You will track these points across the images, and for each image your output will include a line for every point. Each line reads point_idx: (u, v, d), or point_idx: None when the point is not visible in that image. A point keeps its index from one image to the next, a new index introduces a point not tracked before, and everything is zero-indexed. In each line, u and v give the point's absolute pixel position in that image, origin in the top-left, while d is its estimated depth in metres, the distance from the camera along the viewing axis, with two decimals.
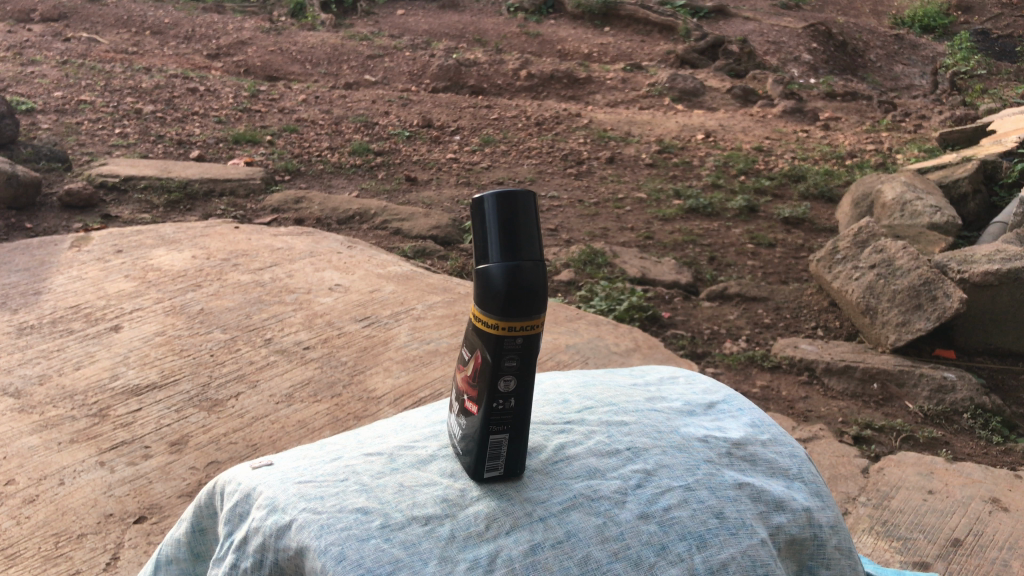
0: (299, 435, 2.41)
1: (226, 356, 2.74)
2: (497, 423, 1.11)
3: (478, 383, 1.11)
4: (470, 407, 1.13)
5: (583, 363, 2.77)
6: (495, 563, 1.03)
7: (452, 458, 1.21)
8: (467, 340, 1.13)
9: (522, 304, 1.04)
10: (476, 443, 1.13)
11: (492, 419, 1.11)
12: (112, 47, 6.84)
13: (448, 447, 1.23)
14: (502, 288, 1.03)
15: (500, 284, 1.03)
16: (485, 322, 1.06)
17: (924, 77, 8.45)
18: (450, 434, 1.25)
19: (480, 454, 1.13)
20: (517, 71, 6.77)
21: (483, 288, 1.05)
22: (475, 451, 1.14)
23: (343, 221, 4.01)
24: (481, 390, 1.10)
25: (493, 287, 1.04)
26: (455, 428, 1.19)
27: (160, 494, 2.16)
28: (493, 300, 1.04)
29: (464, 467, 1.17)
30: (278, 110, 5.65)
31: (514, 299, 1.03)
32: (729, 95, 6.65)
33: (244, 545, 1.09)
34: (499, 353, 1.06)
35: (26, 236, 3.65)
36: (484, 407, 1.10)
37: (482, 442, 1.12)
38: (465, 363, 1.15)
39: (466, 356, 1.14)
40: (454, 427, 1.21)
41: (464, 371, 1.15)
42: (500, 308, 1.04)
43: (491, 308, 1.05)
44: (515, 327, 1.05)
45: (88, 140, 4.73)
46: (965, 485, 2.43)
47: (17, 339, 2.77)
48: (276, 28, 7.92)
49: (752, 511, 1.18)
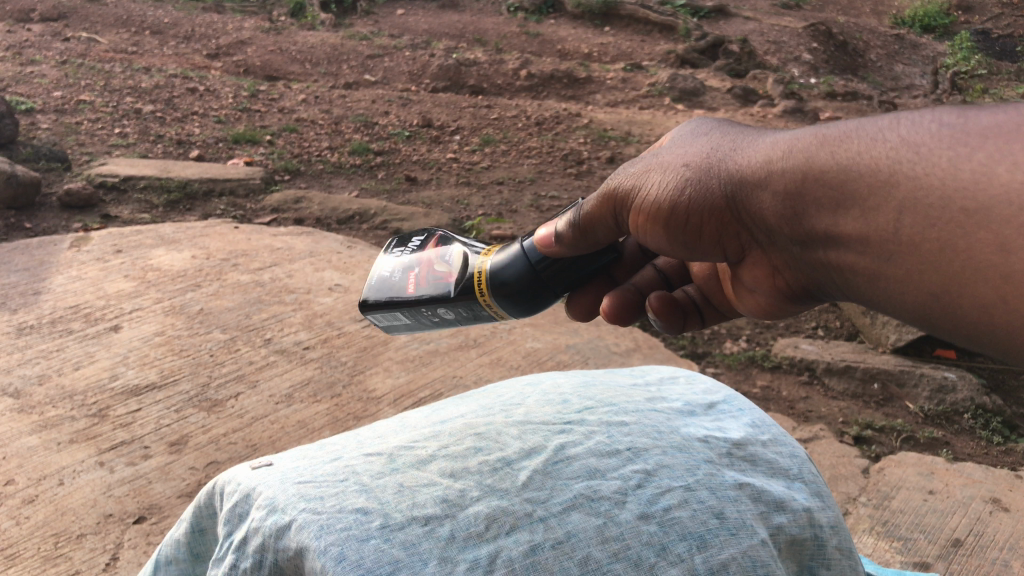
0: (299, 436, 2.42)
1: (226, 356, 2.74)
2: (410, 309, 1.51)
3: (428, 287, 1.48)
4: (410, 288, 1.50)
5: (583, 363, 2.79)
6: (495, 563, 1.02)
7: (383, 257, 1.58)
8: (460, 254, 1.49)
9: (519, 296, 1.41)
10: (394, 300, 1.52)
11: (413, 309, 1.51)
12: (111, 47, 6.82)
13: (392, 243, 1.61)
14: (525, 272, 1.40)
15: (518, 279, 1.40)
16: (480, 273, 1.43)
17: (925, 77, 8.39)
18: (408, 234, 1.62)
19: (388, 307, 1.52)
20: (517, 71, 6.74)
21: (512, 256, 1.42)
22: (386, 295, 1.53)
23: (343, 221, 3.99)
24: (427, 296, 1.48)
25: (518, 261, 1.41)
26: (397, 258, 1.56)
27: (160, 494, 2.18)
28: (506, 279, 1.41)
29: (371, 291, 1.55)
30: (278, 110, 5.64)
31: (517, 289, 1.40)
32: (729, 95, 6.61)
33: (244, 545, 1.09)
34: (461, 294, 1.45)
35: (26, 236, 3.66)
36: (414, 300, 1.49)
37: (395, 306, 1.52)
38: (437, 258, 1.50)
39: (445, 258, 1.50)
40: (401, 249, 1.58)
41: (434, 256, 1.51)
42: (500, 281, 1.41)
43: (499, 274, 1.41)
44: (487, 301, 1.43)
45: (88, 140, 4.72)
46: (965, 485, 2.41)
47: (17, 339, 2.77)
48: (275, 28, 7.90)
49: (752, 511, 1.18)
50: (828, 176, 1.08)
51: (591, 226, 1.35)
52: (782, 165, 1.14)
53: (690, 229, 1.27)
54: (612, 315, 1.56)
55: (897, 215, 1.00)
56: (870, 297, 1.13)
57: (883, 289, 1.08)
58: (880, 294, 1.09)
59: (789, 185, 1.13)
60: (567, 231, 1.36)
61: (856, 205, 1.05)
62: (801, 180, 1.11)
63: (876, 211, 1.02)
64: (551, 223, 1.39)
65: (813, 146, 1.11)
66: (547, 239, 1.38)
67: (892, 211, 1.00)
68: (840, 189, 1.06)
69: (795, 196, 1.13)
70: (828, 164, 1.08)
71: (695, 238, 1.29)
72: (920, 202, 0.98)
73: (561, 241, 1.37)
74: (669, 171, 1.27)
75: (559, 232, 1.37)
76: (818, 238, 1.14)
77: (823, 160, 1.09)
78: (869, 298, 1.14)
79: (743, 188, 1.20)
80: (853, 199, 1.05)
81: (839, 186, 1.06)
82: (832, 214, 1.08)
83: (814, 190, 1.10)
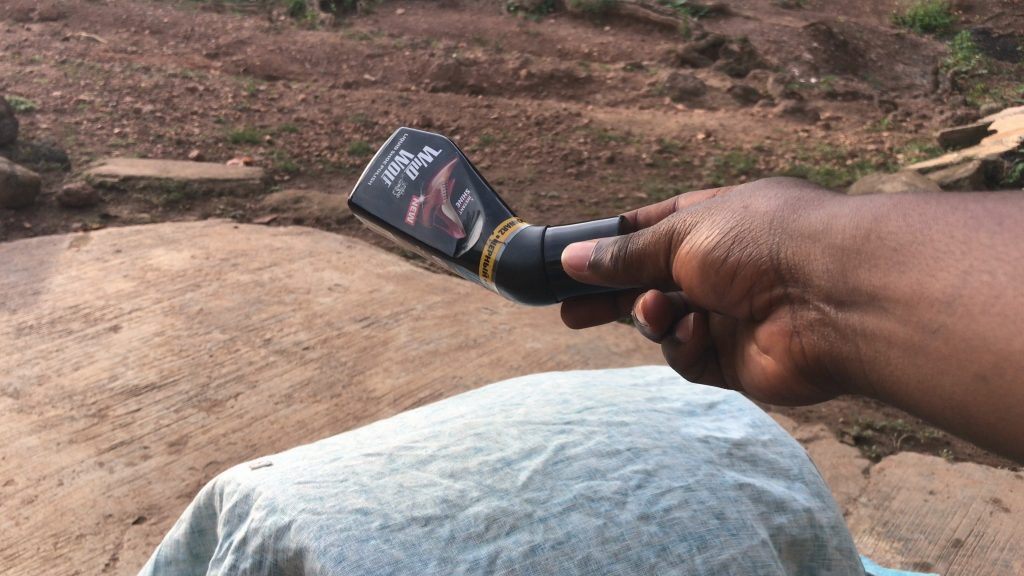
0: (299, 436, 2.42)
1: (226, 356, 2.74)
2: (399, 234, 1.31)
3: (429, 227, 1.30)
4: (408, 214, 1.30)
5: (583, 363, 2.79)
6: (495, 564, 1.02)
7: (385, 155, 1.34)
8: (475, 209, 1.31)
9: (521, 290, 1.24)
10: (386, 219, 1.30)
11: (400, 237, 1.31)
12: (111, 46, 6.81)
13: (402, 139, 1.36)
14: (535, 269, 1.22)
15: (526, 266, 1.22)
16: (487, 253, 1.25)
17: (924, 77, 8.37)
18: (422, 135, 1.38)
19: (377, 217, 1.30)
20: (517, 70, 6.72)
21: (527, 245, 1.23)
22: (379, 205, 1.31)
23: (343, 221, 3.97)
24: (428, 237, 1.29)
25: (531, 251, 1.22)
26: (403, 167, 1.33)
27: (160, 494, 2.18)
28: (521, 265, 1.22)
29: (365, 192, 1.31)
30: (278, 110, 5.63)
31: (522, 282, 1.23)
32: (729, 95, 6.59)
33: (244, 545, 1.08)
34: (459, 258, 1.28)
35: (25, 236, 3.66)
36: (408, 230, 1.29)
37: (384, 220, 1.30)
38: (450, 199, 1.32)
39: (457, 204, 1.32)
40: (410, 156, 1.35)
41: (446, 192, 1.33)
42: (506, 269, 1.23)
43: (507, 261, 1.23)
44: (486, 269, 1.26)
45: (88, 140, 4.72)
46: (966, 485, 2.40)
47: (16, 339, 2.77)
48: (275, 28, 7.89)
49: (753, 512, 1.17)
50: (892, 227, 0.87)
51: (640, 262, 1.12)
52: (840, 215, 0.93)
53: (721, 276, 1.04)
54: (656, 318, 1.22)
55: (965, 274, 0.79)
56: (900, 394, 0.88)
57: (920, 374, 0.83)
58: (918, 381, 0.84)
59: (844, 233, 0.91)
60: (610, 263, 1.12)
61: (917, 261, 0.83)
62: (858, 230, 0.90)
63: (942, 265, 0.81)
64: (594, 243, 1.17)
65: (878, 199, 0.92)
66: (582, 258, 1.16)
67: (963, 269, 0.79)
68: (903, 242, 0.85)
69: (843, 252, 0.91)
70: (897, 215, 0.87)
71: (716, 288, 1.06)
72: (1002, 262, 0.77)
73: (597, 270, 1.14)
74: (724, 212, 1.05)
75: (599, 259, 1.13)
76: (859, 303, 0.89)
77: (892, 212, 0.88)
78: (899, 397, 0.88)
79: (786, 236, 0.97)
80: (918, 260, 0.83)
81: (903, 241, 0.85)
82: (883, 271, 0.86)
83: (872, 240, 0.88)
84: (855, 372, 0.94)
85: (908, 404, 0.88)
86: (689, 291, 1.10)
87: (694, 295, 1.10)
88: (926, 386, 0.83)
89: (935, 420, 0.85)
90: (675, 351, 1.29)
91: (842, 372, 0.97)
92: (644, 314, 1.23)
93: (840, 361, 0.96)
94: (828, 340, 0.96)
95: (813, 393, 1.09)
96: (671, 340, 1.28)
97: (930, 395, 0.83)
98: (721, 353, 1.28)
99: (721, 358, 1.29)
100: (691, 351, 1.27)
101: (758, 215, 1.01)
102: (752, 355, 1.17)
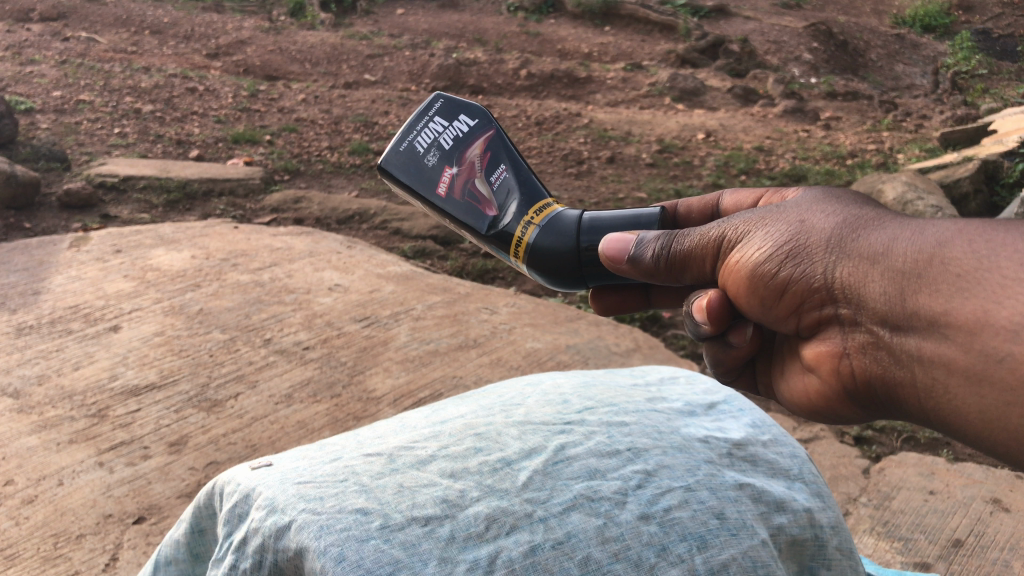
0: (299, 436, 2.43)
1: (226, 356, 2.74)
2: (428, 205, 1.22)
3: (461, 201, 1.21)
4: (440, 185, 1.21)
5: (582, 363, 2.80)
6: (495, 564, 1.02)
7: (418, 119, 1.24)
8: (510, 186, 1.23)
9: (553, 276, 1.17)
10: (415, 188, 1.21)
11: (429, 207, 1.23)
12: (111, 46, 6.81)
13: (437, 104, 1.26)
14: (569, 255, 1.15)
15: (559, 252, 1.16)
16: (520, 235, 1.19)
17: (924, 77, 8.34)
18: (458, 101, 1.27)
19: (406, 185, 1.21)
20: (516, 70, 6.71)
21: (563, 228, 1.17)
22: (410, 172, 1.21)
23: (343, 221, 3.98)
24: (458, 212, 1.21)
25: (567, 235, 1.16)
26: (436, 134, 1.23)
27: (160, 494, 2.18)
28: (559, 253, 1.16)
29: (394, 158, 1.22)
30: (277, 110, 5.63)
31: (553, 267, 1.16)
32: (729, 94, 6.58)
33: (244, 545, 1.08)
34: (490, 236, 1.20)
35: (24, 236, 3.67)
36: (438, 202, 1.21)
37: (415, 189, 1.21)
38: (484, 173, 1.23)
39: (492, 179, 1.23)
40: (445, 122, 1.24)
41: (480, 165, 1.24)
42: (539, 252, 1.16)
43: (540, 244, 1.17)
44: (517, 252, 1.19)
45: (88, 140, 4.72)
46: (966, 485, 2.39)
47: (16, 339, 2.76)
48: (275, 28, 7.87)
49: (753, 512, 1.17)
50: (955, 252, 0.85)
51: (684, 264, 1.06)
52: (899, 237, 0.91)
53: (770, 290, 1.01)
54: (717, 320, 1.10)
55: None
56: (957, 424, 0.86)
57: (982, 406, 0.83)
58: (979, 411, 0.83)
59: (904, 255, 0.88)
60: (651, 260, 1.06)
61: (982, 287, 0.81)
62: (919, 254, 0.87)
63: (1009, 293, 0.79)
64: (635, 234, 1.09)
65: (939, 222, 0.89)
66: (621, 249, 1.08)
67: None
68: (968, 268, 0.83)
69: (904, 277, 0.88)
70: (962, 241, 0.85)
71: (765, 304, 1.03)
72: None
73: (637, 265, 1.07)
74: (771, 224, 1.01)
75: (640, 254, 1.06)
76: (916, 328, 0.87)
77: (956, 236, 0.86)
78: (954, 427, 0.87)
79: (840, 255, 0.94)
80: (983, 288, 0.81)
81: (968, 266, 0.83)
82: (946, 297, 0.84)
83: (934, 265, 0.85)
84: (907, 397, 0.92)
85: (963, 434, 0.87)
86: (735, 300, 1.06)
87: (739, 304, 1.06)
88: (986, 418, 0.83)
89: (992, 450, 0.85)
90: (723, 354, 1.21)
91: (891, 397, 0.95)
92: (704, 314, 1.10)
93: (890, 386, 0.94)
94: (879, 365, 0.94)
95: (853, 416, 1.06)
96: (719, 343, 1.19)
97: (992, 425, 0.82)
98: (758, 364, 1.25)
99: (759, 368, 1.26)
100: (740, 356, 1.20)
101: (812, 229, 0.98)
102: (795, 373, 1.14)
